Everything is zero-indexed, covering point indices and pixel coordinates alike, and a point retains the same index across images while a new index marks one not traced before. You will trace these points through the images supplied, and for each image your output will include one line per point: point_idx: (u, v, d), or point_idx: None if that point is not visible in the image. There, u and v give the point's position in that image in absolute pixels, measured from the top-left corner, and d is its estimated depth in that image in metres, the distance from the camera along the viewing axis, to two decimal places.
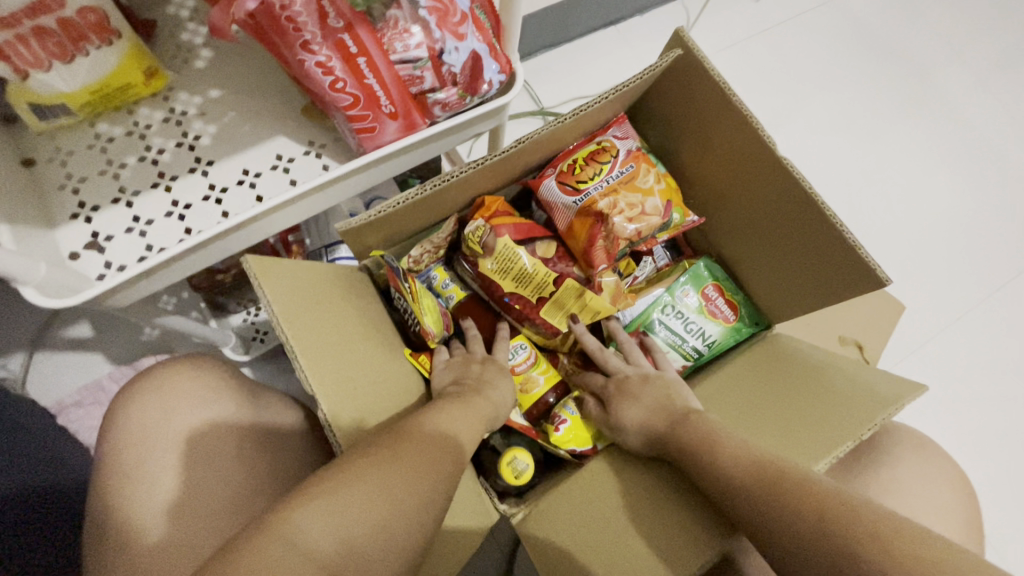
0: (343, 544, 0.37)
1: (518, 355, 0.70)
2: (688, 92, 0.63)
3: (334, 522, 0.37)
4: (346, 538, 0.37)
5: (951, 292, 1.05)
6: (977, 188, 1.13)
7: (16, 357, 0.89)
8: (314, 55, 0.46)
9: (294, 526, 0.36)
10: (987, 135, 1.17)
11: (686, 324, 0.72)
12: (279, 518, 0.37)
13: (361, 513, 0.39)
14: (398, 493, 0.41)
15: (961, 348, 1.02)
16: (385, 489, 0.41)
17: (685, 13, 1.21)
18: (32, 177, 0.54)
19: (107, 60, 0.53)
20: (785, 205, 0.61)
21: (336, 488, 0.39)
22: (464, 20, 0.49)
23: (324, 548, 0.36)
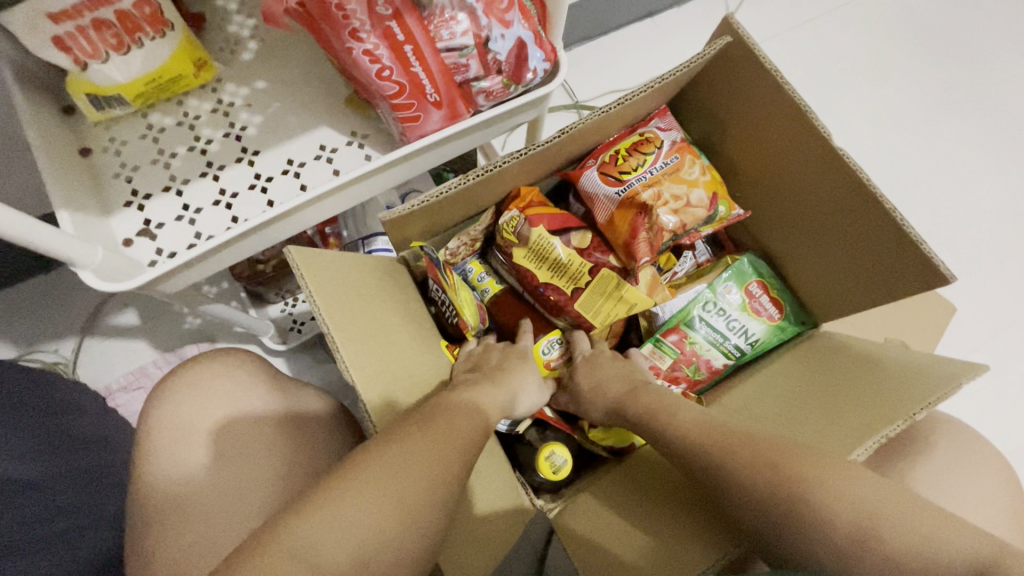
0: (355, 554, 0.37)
1: (552, 350, 0.70)
2: (736, 81, 0.61)
3: (343, 536, 0.37)
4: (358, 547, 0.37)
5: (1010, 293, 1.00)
6: None
7: (68, 342, 0.93)
8: (362, 43, 0.46)
9: (304, 541, 0.36)
10: None
11: (729, 322, 0.70)
12: (286, 532, 0.36)
13: (374, 518, 0.38)
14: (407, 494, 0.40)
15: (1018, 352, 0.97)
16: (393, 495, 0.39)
17: (726, 3, 1.18)
18: (89, 166, 0.56)
19: (160, 52, 0.54)
20: (839, 197, 0.58)
21: (341, 497, 0.38)
22: (511, 7, 0.48)
23: (337, 562, 0.36)
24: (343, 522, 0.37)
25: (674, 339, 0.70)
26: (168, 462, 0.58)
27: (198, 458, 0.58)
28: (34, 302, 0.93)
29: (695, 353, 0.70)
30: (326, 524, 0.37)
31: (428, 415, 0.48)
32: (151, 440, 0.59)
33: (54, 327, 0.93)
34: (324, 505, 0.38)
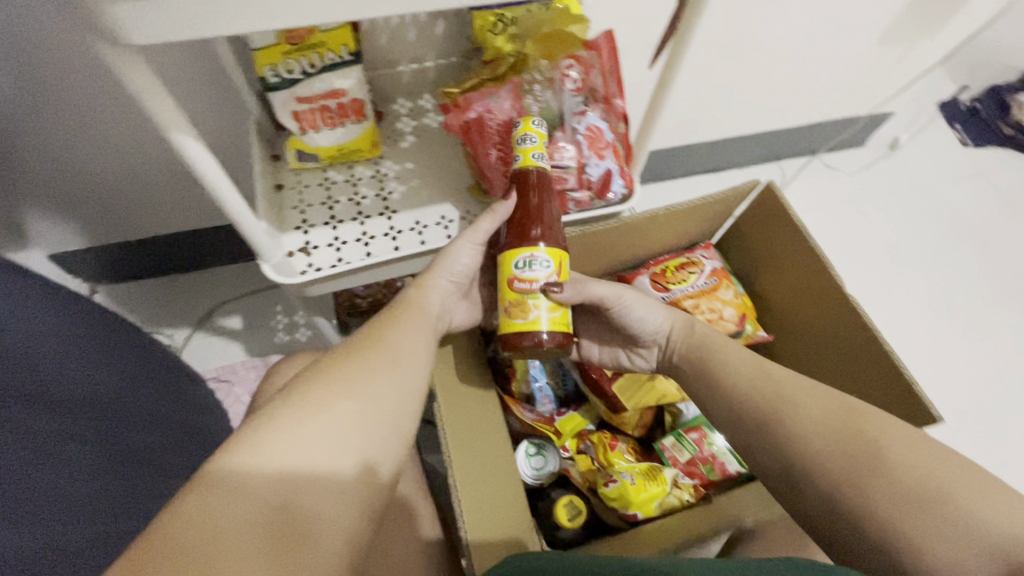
0: (279, 486, 0.43)
1: (528, 270, 0.58)
2: (774, 231, 0.76)
3: (264, 471, 0.43)
4: (282, 481, 0.43)
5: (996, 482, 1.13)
6: None
7: (182, 331, 1.11)
8: (499, 151, 0.65)
9: (230, 477, 0.42)
10: None
11: None
12: (215, 472, 0.43)
13: (295, 456, 0.45)
14: (338, 443, 0.47)
15: None
16: (321, 438, 0.46)
17: (782, 173, 1.43)
18: (278, 196, 0.77)
19: (353, 132, 0.76)
20: (852, 338, 0.69)
21: (268, 439, 0.45)
22: (607, 147, 0.67)
23: (259, 492, 0.43)
24: (271, 469, 0.43)
25: (695, 438, 0.80)
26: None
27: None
28: (167, 292, 1.13)
29: (712, 454, 0.78)
30: (248, 464, 0.43)
31: (353, 372, 0.52)
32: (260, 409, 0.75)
33: (176, 316, 1.12)
34: (247, 455, 0.44)
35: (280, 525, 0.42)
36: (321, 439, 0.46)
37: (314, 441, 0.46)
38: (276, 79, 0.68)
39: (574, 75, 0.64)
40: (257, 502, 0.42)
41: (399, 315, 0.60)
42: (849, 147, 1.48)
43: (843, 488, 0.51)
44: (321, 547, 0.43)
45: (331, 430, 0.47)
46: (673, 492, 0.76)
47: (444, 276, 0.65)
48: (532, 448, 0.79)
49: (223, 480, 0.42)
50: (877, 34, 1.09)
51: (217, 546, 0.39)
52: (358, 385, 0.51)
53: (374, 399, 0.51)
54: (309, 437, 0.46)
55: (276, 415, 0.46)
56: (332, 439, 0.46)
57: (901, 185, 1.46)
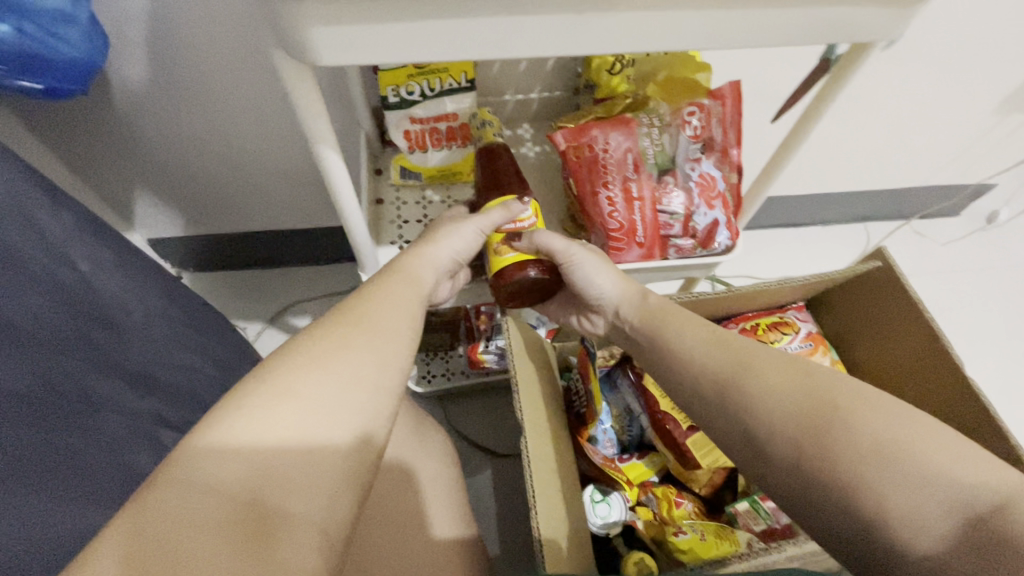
0: (253, 475, 0.37)
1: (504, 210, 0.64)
2: (880, 301, 0.72)
3: (235, 460, 0.37)
4: (256, 470, 0.37)
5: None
6: None
7: (255, 325, 1.14)
8: (607, 191, 0.64)
9: (194, 470, 0.36)
10: None
11: None
12: (174, 469, 0.36)
13: (272, 439, 0.38)
14: (320, 420, 0.40)
15: None
16: (300, 419, 0.39)
17: (867, 235, 1.38)
18: (378, 209, 0.79)
19: (458, 155, 0.78)
20: (968, 425, 0.64)
21: (238, 423, 0.38)
22: (718, 197, 0.65)
23: (230, 483, 0.36)
24: (243, 459, 0.37)
25: (773, 509, 0.75)
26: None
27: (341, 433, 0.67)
28: (245, 284, 1.18)
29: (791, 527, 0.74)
30: (215, 454, 0.36)
31: (339, 339, 0.44)
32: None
33: (251, 310, 1.16)
34: (216, 445, 0.37)
35: (257, 524, 0.35)
36: (295, 424, 0.39)
37: (286, 427, 0.38)
38: (395, 98, 0.71)
39: (695, 122, 0.63)
40: (221, 497, 0.35)
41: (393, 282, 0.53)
42: (942, 216, 1.41)
43: (808, 456, 0.42)
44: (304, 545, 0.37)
45: (308, 414, 0.39)
46: None
47: (448, 254, 0.59)
48: (598, 494, 0.77)
49: (185, 476, 0.36)
50: (992, 104, 1.04)
51: (184, 554, 0.33)
52: (344, 355, 0.43)
53: (355, 377, 0.43)
54: (280, 422, 0.38)
55: (247, 398, 0.39)
56: (310, 423, 0.39)
57: (1000, 259, 1.37)
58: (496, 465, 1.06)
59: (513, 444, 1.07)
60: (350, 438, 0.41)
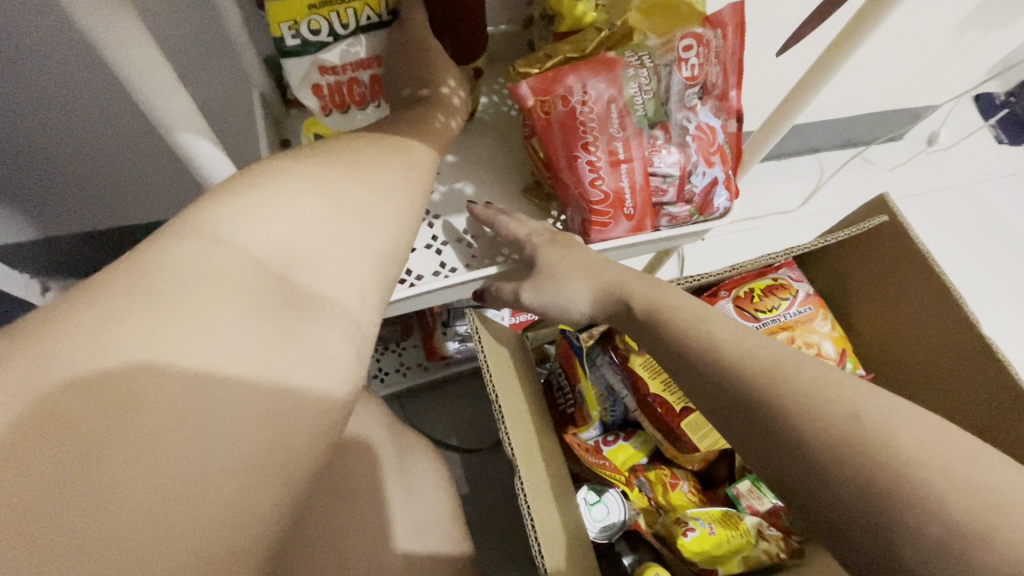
0: (285, 243, 0.35)
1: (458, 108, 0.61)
2: (880, 253, 0.66)
3: (265, 223, 0.35)
4: (288, 240, 0.36)
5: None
6: None
7: None
8: (589, 154, 0.51)
9: (221, 221, 0.34)
10: None
11: None
12: (200, 215, 0.35)
13: (301, 217, 0.36)
14: (354, 217, 0.38)
15: None
16: (331, 212, 0.38)
17: (820, 167, 1.35)
18: None
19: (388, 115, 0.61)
20: (975, 381, 0.60)
21: (271, 189, 0.36)
22: (718, 152, 0.54)
23: (261, 243, 0.35)
24: (270, 227, 0.35)
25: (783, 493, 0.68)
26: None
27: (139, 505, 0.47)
28: None
29: None
30: (244, 211, 0.35)
31: (359, 148, 0.43)
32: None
33: None
34: (247, 204, 0.35)
35: (187, 411, 0.29)
36: (324, 215, 0.37)
37: (312, 221, 0.37)
38: (295, 40, 0.52)
39: (693, 60, 0.50)
40: (249, 263, 0.34)
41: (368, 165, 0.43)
42: (888, 142, 1.40)
43: (868, 501, 0.35)
44: (251, 444, 0.31)
45: (336, 204, 0.38)
46: (759, 545, 0.63)
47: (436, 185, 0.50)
48: (592, 496, 0.69)
49: (216, 223, 0.34)
50: (955, 21, 0.98)
51: (201, 306, 0.31)
52: (370, 165, 0.42)
53: (379, 190, 0.41)
54: (310, 206, 0.37)
55: (273, 177, 0.37)
56: (345, 224, 0.38)
57: (940, 182, 1.40)
58: (467, 463, 0.96)
59: (483, 436, 0.98)
60: (380, 260, 0.40)
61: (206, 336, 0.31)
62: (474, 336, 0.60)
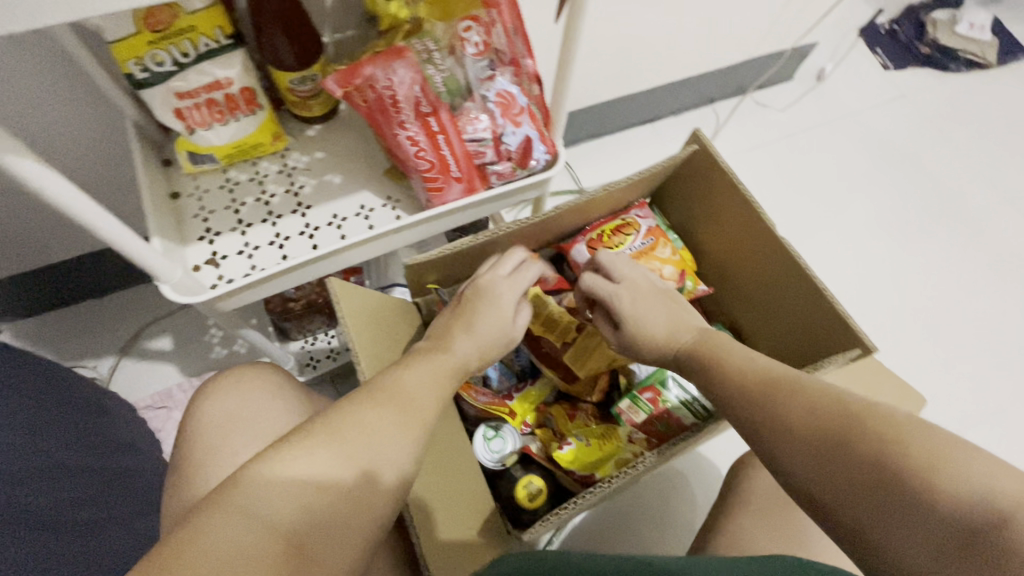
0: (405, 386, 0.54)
1: (303, 85, 0.70)
2: (703, 182, 0.75)
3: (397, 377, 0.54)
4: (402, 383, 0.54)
5: (953, 395, 1.17)
6: (987, 299, 1.27)
7: (106, 361, 1.03)
8: (406, 130, 0.60)
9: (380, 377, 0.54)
10: (993, 250, 1.33)
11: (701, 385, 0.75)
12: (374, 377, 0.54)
13: (417, 377, 0.55)
14: (436, 372, 0.57)
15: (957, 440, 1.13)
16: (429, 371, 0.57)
17: (716, 116, 1.43)
18: (175, 206, 0.70)
19: (249, 126, 0.70)
20: (787, 279, 0.70)
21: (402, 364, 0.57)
22: (522, 112, 0.63)
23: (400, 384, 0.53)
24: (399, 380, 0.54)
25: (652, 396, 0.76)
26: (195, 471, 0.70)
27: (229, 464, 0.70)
28: (83, 321, 1.05)
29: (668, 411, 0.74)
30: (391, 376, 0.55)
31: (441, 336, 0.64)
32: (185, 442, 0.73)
33: (96, 345, 1.04)
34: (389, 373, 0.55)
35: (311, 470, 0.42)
36: (421, 373, 0.56)
37: (415, 375, 0.55)
38: (144, 73, 0.61)
39: (475, 38, 0.59)
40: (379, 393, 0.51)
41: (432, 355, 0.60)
42: (777, 83, 1.49)
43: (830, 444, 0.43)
44: (338, 495, 0.43)
45: (432, 366, 0.58)
46: (627, 447, 0.76)
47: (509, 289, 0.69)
48: (490, 431, 0.77)
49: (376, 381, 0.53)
50: None
51: (348, 416, 0.47)
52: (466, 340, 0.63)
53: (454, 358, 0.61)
54: (419, 372, 0.56)
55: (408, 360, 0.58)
56: (426, 374, 0.56)
57: (832, 112, 1.48)
58: None
59: None
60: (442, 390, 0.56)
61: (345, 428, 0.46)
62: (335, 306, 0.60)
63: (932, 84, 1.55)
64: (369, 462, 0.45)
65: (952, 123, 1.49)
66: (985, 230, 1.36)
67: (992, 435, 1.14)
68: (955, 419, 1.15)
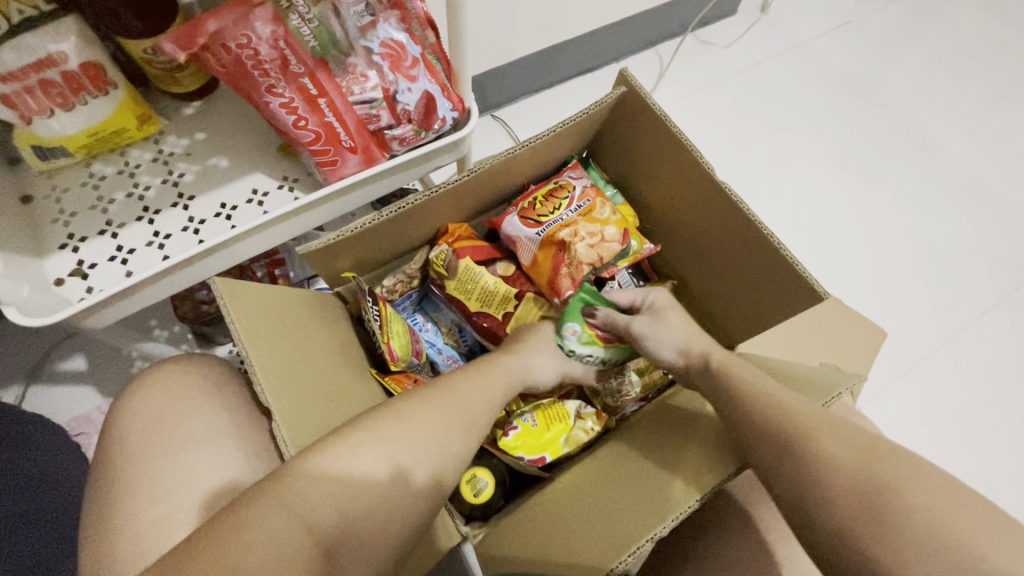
0: (461, 409, 0.53)
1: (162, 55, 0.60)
2: (636, 130, 0.69)
3: (453, 396, 0.53)
4: (456, 403, 0.53)
5: (915, 321, 1.16)
6: (943, 222, 1.26)
7: (12, 391, 0.93)
8: (278, 97, 0.51)
9: (438, 392, 0.53)
10: (947, 171, 1.31)
11: (581, 357, 0.71)
12: (429, 390, 0.53)
13: (472, 403, 0.54)
14: (485, 397, 0.56)
15: (922, 366, 1.13)
16: (480, 397, 0.56)
17: (658, 59, 1.35)
18: (27, 212, 0.59)
19: (103, 108, 0.59)
20: (731, 230, 0.64)
21: (457, 379, 0.56)
22: (416, 65, 0.54)
23: (455, 405, 0.53)
24: (453, 398, 0.53)
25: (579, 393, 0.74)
26: (132, 490, 0.61)
27: (175, 480, 0.61)
28: None
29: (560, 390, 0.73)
30: (447, 390, 0.54)
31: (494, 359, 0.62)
32: (103, 473, 0.64)
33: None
34: (446, 386, 0.55)
35: (338, 485, 0.43)
36: (477, 397, 0.55)
37: (470, 397, 0.54)
38: None
39: None
40: (434, 411, 0.51)
41: (484, 373, 0.59)
42: (720, 19, 1.41)
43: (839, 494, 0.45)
44: (356, 507, 0.43)
45: (481, 388, 0.57)
46: (576, 425, 0.71)
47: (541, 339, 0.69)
48: None
49: (432, 394, 0.53)
50: None
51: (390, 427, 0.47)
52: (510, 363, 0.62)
53: (500, 381, 0.59)
54: (470, 392, 0.55)
55: (462, 375, 0.57)
56: (478, 400, 0.55)
57: (778, 45, 1.41)
58: None
59: None
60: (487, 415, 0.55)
61: (384, 438, 0.46)
62: (219, 305, 0.53)
63: (877, 6, 1.49)
64: (397, 462, 0.46)
65: (898, 46, 1.45)
66: (937, 153, 1.33)
67: (954, 357, 1.14)
68: (921, 346, 1.14)
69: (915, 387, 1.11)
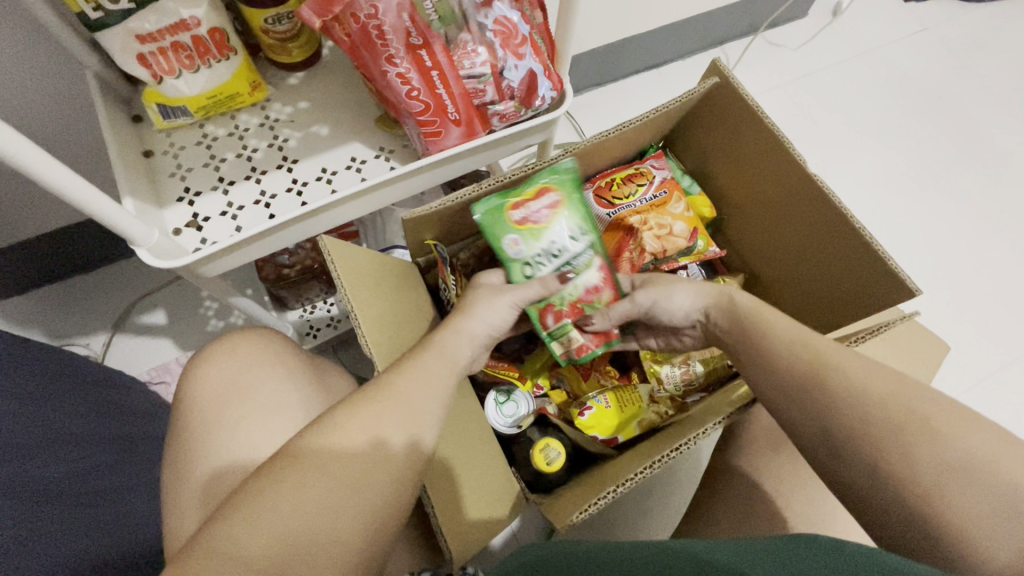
0: (408, 394, 0.50)
1: (280, 25, 0.63)
2: (723, 117, 0.69)
3: (401, 382, 0.51)
4: (398, 390, 0.50)
5: (978, 337, 1.13)
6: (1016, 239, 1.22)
7: (98, 338, 0.99)
8: (396, 67, 0.54)
9: (387, 382, 0.50)
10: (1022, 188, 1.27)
11: (555, 248, 0.66)
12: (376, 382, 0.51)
13: (416, 386, 0.51)
14: (432, 379, 0.52)
15: (983, 383, 1.10)
16: (426, 379, 0.52)
17: (726, 58, 1.35)
18: (149, 165, 0.64)
19: (222, 73, 0.63)
20: (817, 220, 0.64)
21: (401, 365, 0.52)
22: (524, 43, 0.56)
23: (404, 391, 0.50)
24: (402, 387, 0.50)
25: (595, 281, 0.67)
26: (227, 428, 0.65)
27: (272, 423, 0.65)
28: (71, 299, 1.00)
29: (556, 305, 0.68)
30: (393, 378, 0.51)
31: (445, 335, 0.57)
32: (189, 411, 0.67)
33: (88, 323, 1.00)
34: (391, 375, 0.51)
35: (288, 511, 0.41)
36: (421, 382, 0.51)
37: (418, 383, 0.51)
38: (98, 12, 0.53)
39: None
40: (378, 402, 0.48)
41: (428, 352, 0.55)
42: (790, 21, 1.39)
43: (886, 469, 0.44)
44: (318, 524, 0.42)
45: (428, 371, 0.53)
46: (650, 408, 0.73)
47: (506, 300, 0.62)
48: (502, 396, 0.72)
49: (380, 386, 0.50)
50: None
51: (335, 436, 0.46)
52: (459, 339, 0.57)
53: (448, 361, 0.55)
54: (415, 378, 0.51)
55: (409, 360, 0.53)
56: (422, 382, 0.52)
57: (850, 49, 1.38)
58: None
59: None
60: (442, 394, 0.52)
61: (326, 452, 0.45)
62: (328, 262, 0.56)
63: (955, 15, 1.45)
64: (375, 431, 0.47)
65: (976, 56, 1.40)
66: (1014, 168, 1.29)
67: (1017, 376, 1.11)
68: (982, 363, 1.12)
69: (975, 403, 1.09)
